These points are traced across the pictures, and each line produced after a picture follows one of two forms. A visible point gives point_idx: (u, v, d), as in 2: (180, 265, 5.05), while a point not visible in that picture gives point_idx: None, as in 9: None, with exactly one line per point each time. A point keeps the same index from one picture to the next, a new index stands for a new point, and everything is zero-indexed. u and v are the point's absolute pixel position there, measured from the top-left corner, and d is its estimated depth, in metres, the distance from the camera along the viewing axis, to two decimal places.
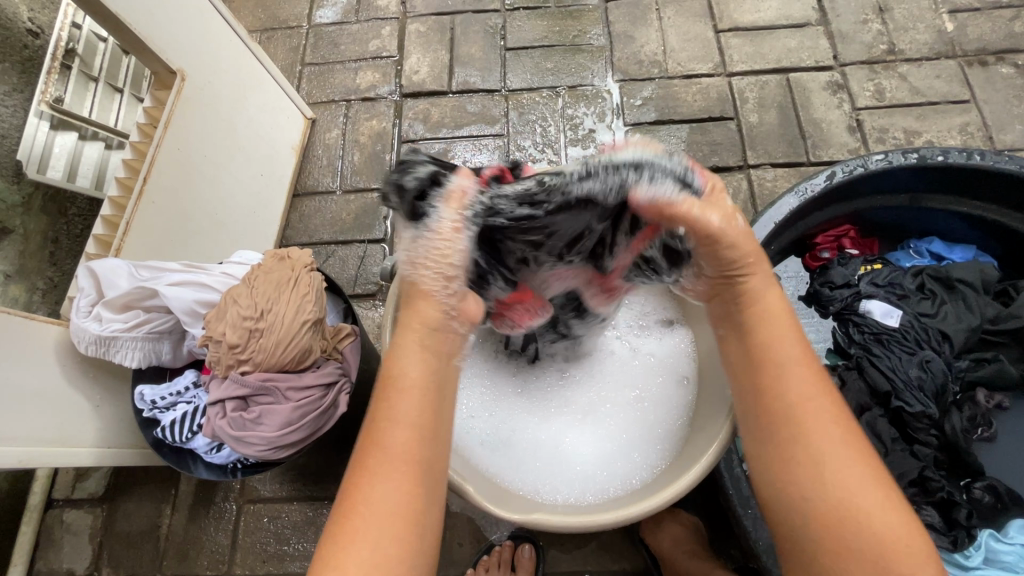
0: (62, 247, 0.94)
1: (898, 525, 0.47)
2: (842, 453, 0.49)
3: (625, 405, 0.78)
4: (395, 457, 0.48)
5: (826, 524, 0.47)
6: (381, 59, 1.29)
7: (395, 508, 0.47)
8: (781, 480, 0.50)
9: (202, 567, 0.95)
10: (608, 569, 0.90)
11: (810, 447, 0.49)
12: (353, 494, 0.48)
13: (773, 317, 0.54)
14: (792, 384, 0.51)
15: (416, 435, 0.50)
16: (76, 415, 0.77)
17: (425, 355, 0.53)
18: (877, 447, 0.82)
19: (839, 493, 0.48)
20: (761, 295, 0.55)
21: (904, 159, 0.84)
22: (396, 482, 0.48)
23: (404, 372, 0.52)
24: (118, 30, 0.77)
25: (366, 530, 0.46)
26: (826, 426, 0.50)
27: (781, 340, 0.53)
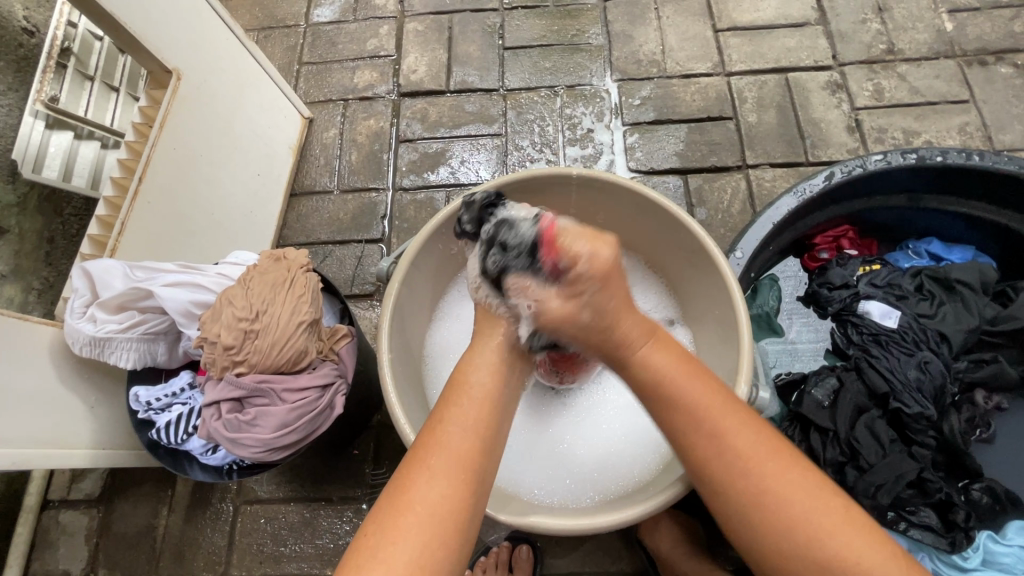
0: (58, 247, 0.93)
1: (848, 533, 0.51)
2: (779, 479, 0.52)
3: (627, 407, 0.77)
4: (452, 459, 0.51)
5: (781, 552, 0.51)
6: (379, 59, 1.28)
7: (445, 508, 0.49)
8: (734, 521, 0.53)
9: (199, 568, 0.95)
10: (605, 570, 0.90)
11: (750, 486, 0.52)
12: (406, 494, 0.50)
13: (671, 374, 0.56)
14: (708, 436, 0.54)
15: (472, 442, 0.52)
16: (71, 416, 0.77)
17: (492, 371, 0.56)
18: (876, 448, 0.79)
19: (788, 521, 0.51)
20: (648, 358, 0.56)
21: (903, 160, 0.84)
22: (448, 487, 0.50)
23: (474, 383, 0.55)
24: (113, 28, 0.77)
25: (419, 530, 0.48)
26: (758, 459, 0.53)
27: (692, 397, 0.55)
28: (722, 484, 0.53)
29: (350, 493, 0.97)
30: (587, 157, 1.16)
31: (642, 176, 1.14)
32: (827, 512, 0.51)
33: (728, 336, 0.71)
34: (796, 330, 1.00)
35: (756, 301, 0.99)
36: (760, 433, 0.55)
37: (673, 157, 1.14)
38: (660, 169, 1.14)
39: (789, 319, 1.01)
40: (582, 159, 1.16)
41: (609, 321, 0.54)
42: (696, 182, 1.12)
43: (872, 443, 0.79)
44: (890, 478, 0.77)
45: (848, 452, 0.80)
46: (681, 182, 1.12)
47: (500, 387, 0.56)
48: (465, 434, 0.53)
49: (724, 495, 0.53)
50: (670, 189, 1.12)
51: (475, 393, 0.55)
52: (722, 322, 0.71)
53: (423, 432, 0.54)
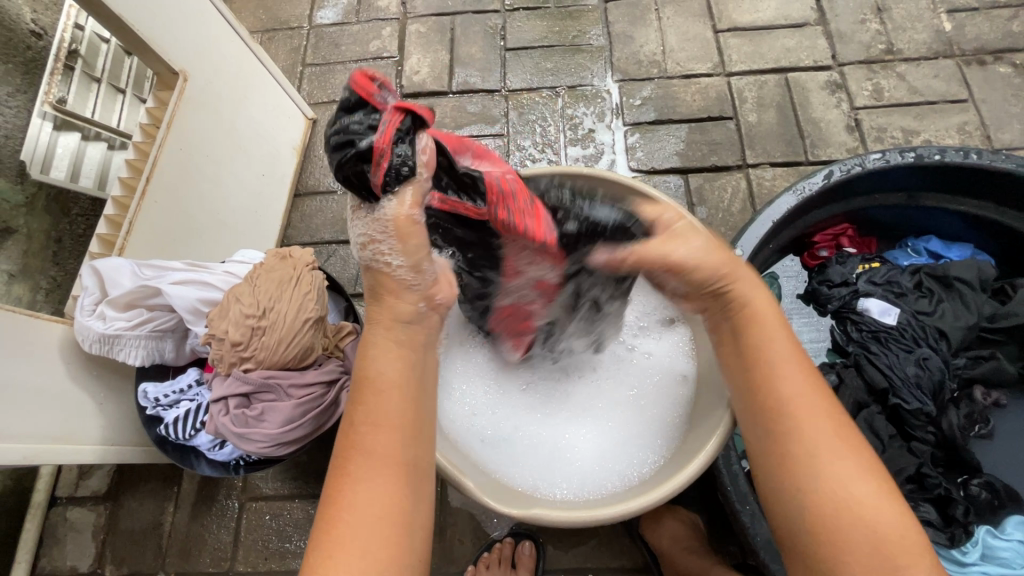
0: (65, 247, 0.94)
1: (901, 522, 0.46)
2: (840, 447, 0.48)
3: (624, 402, 0.79)
4: (378, 459, 0.47)
5: (827, 519, 0.47)
6: (382, 60, 1.30)
7: (379, 512, 0.46)
8: (782, 473, 0.49)
9: (205, 564, 0.96)
10: (608, 566, 0.91)
11: (813, 443, 0.49)
12: (335, 502, 0.46)
13: (765, 324, 0.54)
14: (783, 383, 0.51)
15: (397, 435, 0.48)
16: (81, 413, 0.78)
17: (397, 349, 0.52)
18: (876, 444, 0.81)
19: (841, 488, 0.47)
20: (753, 303, 0.55)
21: (901, 158, 0.85)
22: (380, 488, 0.46)
23: (378, 371, 0.50)
24: (121, 31, 0.78)
25: (357, 539, 0.44)
26: (825, 424, 0.49)
27: (775, 344, 0.53)
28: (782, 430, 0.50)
29: None
30: (589, 158, 1.17)
31: (643, 176, 1.15)
32: (883, 496, 0.47)
33: None
34: (796, 327, 1.01)
35: None
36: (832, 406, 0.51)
37: (673, 157, 1.15)
38: (661, 168, 1.15)
39: (789, 317, 1.02)
40: (583, 159, 1.17)
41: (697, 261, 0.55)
42: (697, 181, 1.13)
43: (872, 439, 0.81)
44: (891, 471, 0.79)
45: None
46: (682, 181, 1.13)
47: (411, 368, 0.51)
48: (373, 422, 0.48)
49: (782, 441, 0.50)
50: (671, 189, 1.13)
51: (386, 377, 0.50)
52: None
53: (344, 426, 0.49)
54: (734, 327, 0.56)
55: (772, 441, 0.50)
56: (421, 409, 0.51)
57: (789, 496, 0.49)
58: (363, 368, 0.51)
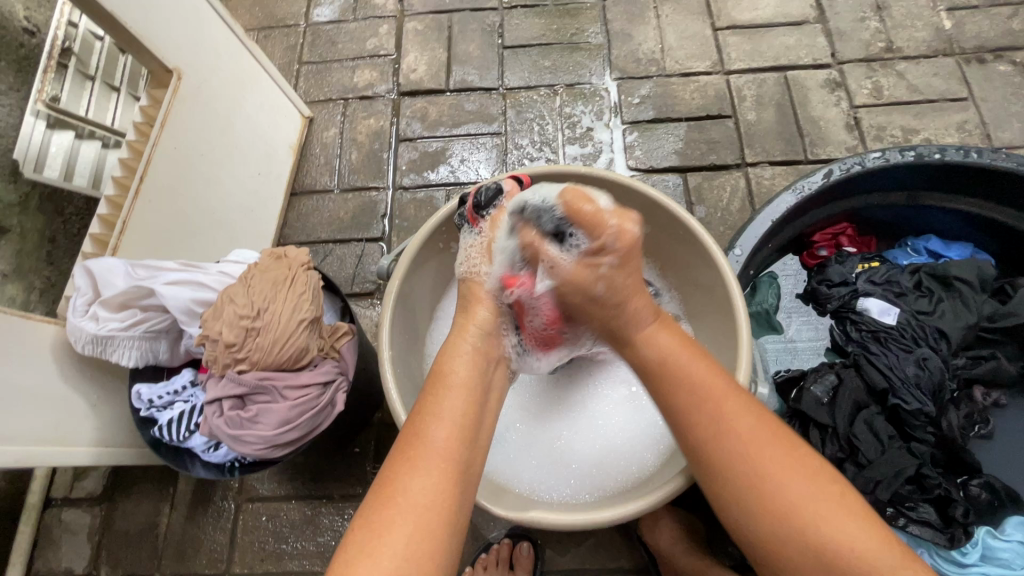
0: (59, 248, 0.91)
1: (852, 522, 0.48)
2: (775, 457, 0.51)
3: (624, 402, 0.78)
4: (438, 453, 0.50)
5: (773, 530, 0.49)
6: (380, 58, 1.29)
7: (431, 503, 0.47)
8: (724, 496, 0.52)
9: (201, 566, 0.95)
10: (606, 567, 0.91)
11: (748, 459, 0.51)
12: (392, 484, 0.48)
13: (672, 355, 0.58)
14: (698, 407, 0.54)
15: (459, 435, 0.52)
16: (74, 415, 0.77)
17: (472, 359, 0.58)
18: (875, 444, 0.79)
19: (782, 498, 0.49)
20: (647, 338, 0.60)
21: (902, 157, 0.84)
22: (436, 478, 0.49)
23: (453, 370, 0.56)
24: (114, 28, 0.77)
25: (404, 522, 0.46)
26: (758, 438, 0.52)
27: (688, 368, 0.56)
28: (713, 454, 0.53)
29: (351, 491, 0.97)
30: (587, 156, 1.16)
31: (642, 175, 1.14)
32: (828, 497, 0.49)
33: (726, 330, 0.71)
34: (795, 327, 1.00)
35: (754, 299, 0.99)
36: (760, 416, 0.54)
37: (672, 155, 1.15)
38: (660, 167, 1.14)
39: (788, 317, 1.01)
40: (582, 157, 1.16)
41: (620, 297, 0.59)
42: (696, 180, 1.13)
43: (871, 440, 0.80)
44: (890, 473, 0.77)
45: (847, 449, 0.80)
46: (681, 180, 1.13)
47: (480, 377, 0.57)
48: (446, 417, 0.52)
49: (717, 465, 0.53)
50: (670, 187, 1.12)
51: (459, 378, 0.56)
52: (723, 319, 0.72)
53: (411, 421, 0.53)
54: (642, 369, 0.60)
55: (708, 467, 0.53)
56: (482, 420, 0.55)
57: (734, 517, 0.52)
58: (442, 362, 0.58)
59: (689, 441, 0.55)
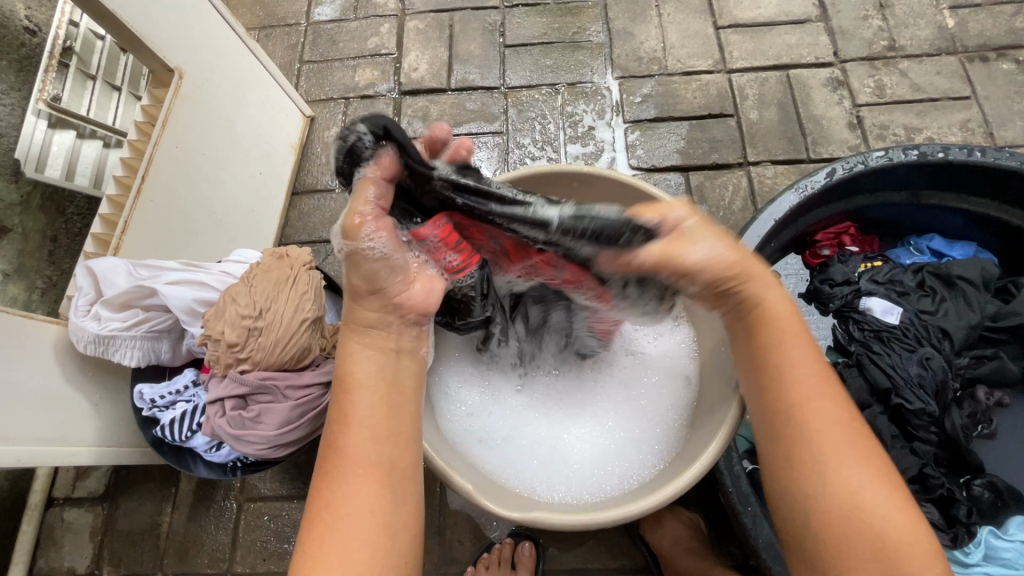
0: (61, 246, 0.93)
1: (912, 525, 0.48)
2: (857, 454, 0.50)
3: (625, 405, 0.78)
4: (356, 456, 0.51)
5: (838, 525, 0.49)
6: (381, 57, 1.28)
7: (363, 504, 0.50)
8: (800, 483, 0.50)
9: (203, 565, 0.95)
10: (608, 567, 0.90)
11: (832, 454, 0.50)
12: (322, 504, 0.51)
13: (785, 325, 0.54)
14: (797, 390, 0.52)
15: (374, 431, 0.52)
16: (76, 415, 0.77)
17: (370, 349, 0.56)
18: (877, 444, 0.80)
19: (857, 492, 0.49)
20: (769, 306, 0.54)
21: (905, 156, 0.84)
22: (363, 484, 0.51)
23: (357, 374, 0.55)
24: (116, 28, 0.77)
25: (338, 532, 0.49)
26: (845, 431, 0.51)
27: (795, 344, 0.53)
28: (798, 439, 0.51)
29: None
30: (588, 155, 1.16)
31: (643, 174, 1.14)
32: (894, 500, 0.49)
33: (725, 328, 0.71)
34: None
35: None
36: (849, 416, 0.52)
37: (674, 154, 1.15)
38: (662, 167, 1.14)
39: None
40: (583, 156, 1.16)
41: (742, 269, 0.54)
42: (698, 179, 1.12)
43: (874, 440, 0.80)
44: None
45: None
46: (682, 179, 1.13)
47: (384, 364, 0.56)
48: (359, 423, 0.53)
49: (799, 451, 0.51)
50: (671, 186, 1.12)
51: (367, 379, 0.55)
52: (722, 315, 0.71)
53: (329, 428, 0.54)
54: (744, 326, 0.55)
55: (787, 451, 0.51)
56: (400, 406, 0.55)
57: (800, 504, 0.51)
58: (347, 372, 0.55)
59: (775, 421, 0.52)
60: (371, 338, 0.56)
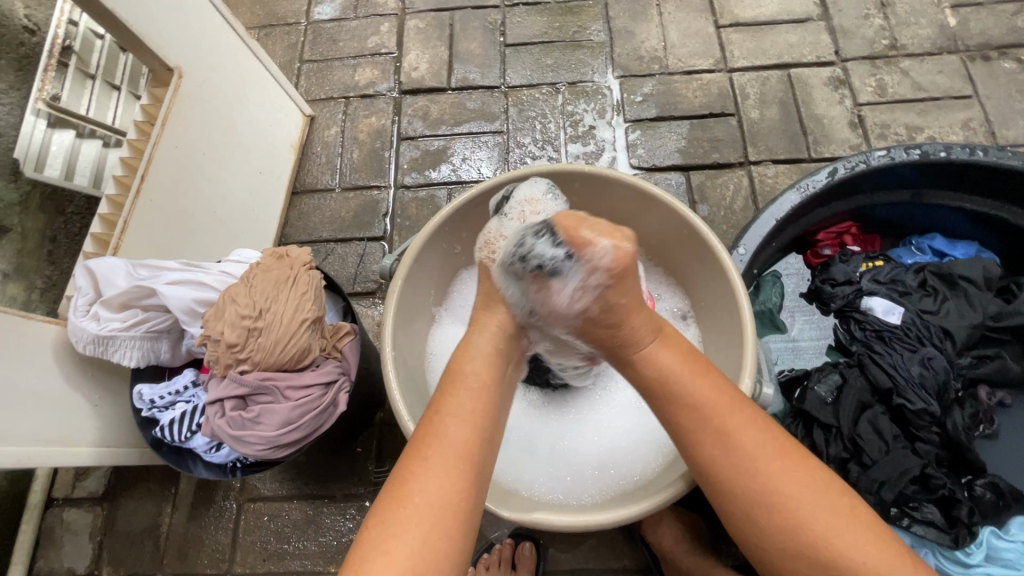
0: (60, 246, 0.92)
1: (864, 539, 0.48)
2: (786, 476, 0.50)
3: (629, 406, 0.77)
4: (450, 447, 0.50)
5: (779, 550, 0.50)
6: (381, 56, 1.28)
7: (448, 498, 0.47)
8: (739, 520, 0.51)
9: (203, 565, 0.95)
10: (608, 567, 0.90)
11: (758, 485, 0.50)
12: (404, 486, 0.47)
13: (675, 376, 0.55)
14: (704, 437, 0.52)
15: (473, 430, 0.51)
16: (76, 415, 0.77)
17: (492, 347, 0.57)
18: (879, 444, 0.79)
19: (795, 520, 0.49)
20: (653, 359, 0.56)
21: (906, 155, 0.84)
22: (454, 473, 0.48)
23: (469, 369, 0.54)
24: (115, 27, 0.77)
25: (416, 520, 0.46)
26: (765, 457, 0.51)
27: (695, 394, 0.53)
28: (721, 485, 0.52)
29: (353, 491, 0.97)
30: (589, 154, 1.16)
31: (644, 173, 1.13)
32: (835, 511, 0.49)
33: (731, 328, 0.70)
34: (798, 326, 1.00)
35: (758, 298, 0.98)
36: (773, 441, 0.52)
37: (675, 154, 1.14)
38: (662, 166, 1.14)
39: (792, 315, 1.01)
40: (584, 156, 1.16)
41: (619, 316, 0.55)
42: (699, 178, 1.12)
43: (876, 440, 0.79)
44: (894, 474, 0.77)
45: (851, 448, 0.80)
46: (683, 179, 1.12)
47: (499, 370, 0.56)
48: (462, 415, 0.51)
49: (731, 496, 0.51)
50: (672, 186, 1.12)
51: (474, 374, 0.54)
52: (726, 315, 0.71)
53: (425, 413, 0.53)
54: (642, 388, 0.57)
55: (717, 495, 0.53)
56: (498, 410, 0.54)
57: (744, 535, 0.52)
58: (457, 366, 0.55)
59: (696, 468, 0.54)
60: (496, 330, 0.58)
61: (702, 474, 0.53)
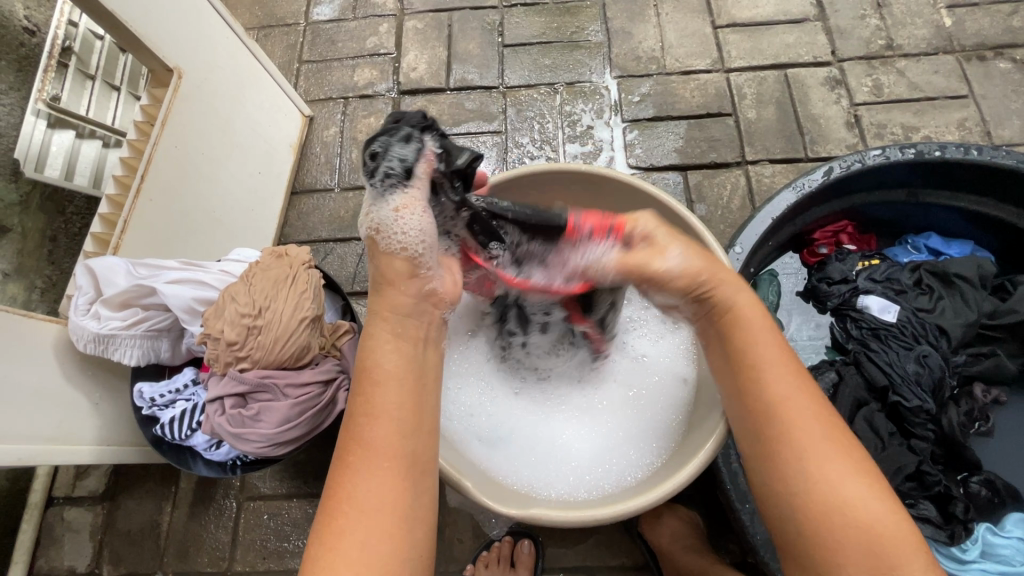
0: (60, 246, 0.93)
1: (894, 514, 0.48)
2: (831, 445, 0.50)
3: (623, 403, 0.78)
4: (376, 452, 0.49)
5: (815, 515, 0.49)
6: (380, 57, 1.29)
7: (378, 502, 0.47)
8: (782, 476, 0.51)
9: (202, 563, 0.96)
10: (607, 565, 0.91)
11: (802, 442, 0.50)
12: (338, 496, 0.48)
13: (753, 326, 0.56)
14: (765, 383, 0.53)
15: (395, 427, 0.50)
16: (77, 414, 0.78)
17: (396, 341, 0.54)
18: (874, 441, 0.80)
19: (831, 484, 0.49)
20: (734, 304, 0.57)
21: (901, 154, 0.84)
22: (382, 478, 0.48)
23: (377, 364, 0.52)
24: (116, 29, 0.77)
25: (353, 526, 0.46)
26: (815, 419, 0.51)
27: (761, 344, 0.55)
28: (768, 431, 0.52)
29: None
30: (588, 154, 1.16)
31: (642, 173, 1.14)
32: (872, 489, 0.49)
33: None
34: (795, 325, 1.01)
35: (756, 297, 0.98)
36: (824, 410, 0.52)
37: (673, 153, 1.15)
38: (660, 166, 1.14)
39: (789, 315, 1.01)
40: (582, 156, 1.16)
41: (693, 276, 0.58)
42: (696, 178, 1.13)
43: (871, 437, 0.80)
44: (890, 471, 0.78)
45: None
46: (681, 179, 1.13)
47: (410, 361, 0.53)
48: (376, 413, 0.50)
49: (775, 445, 0.51)
50: (670, 185, 1.13)
51: (383, 370, 0.52)
52: None
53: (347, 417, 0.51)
54: (717, 327, 0.58)
55: (761, 445, 0.52)
56: (422, 399, 0.53)
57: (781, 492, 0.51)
58: (365, 358, 0.53)
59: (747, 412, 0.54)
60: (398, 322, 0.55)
61: (754, 420, 0.53)
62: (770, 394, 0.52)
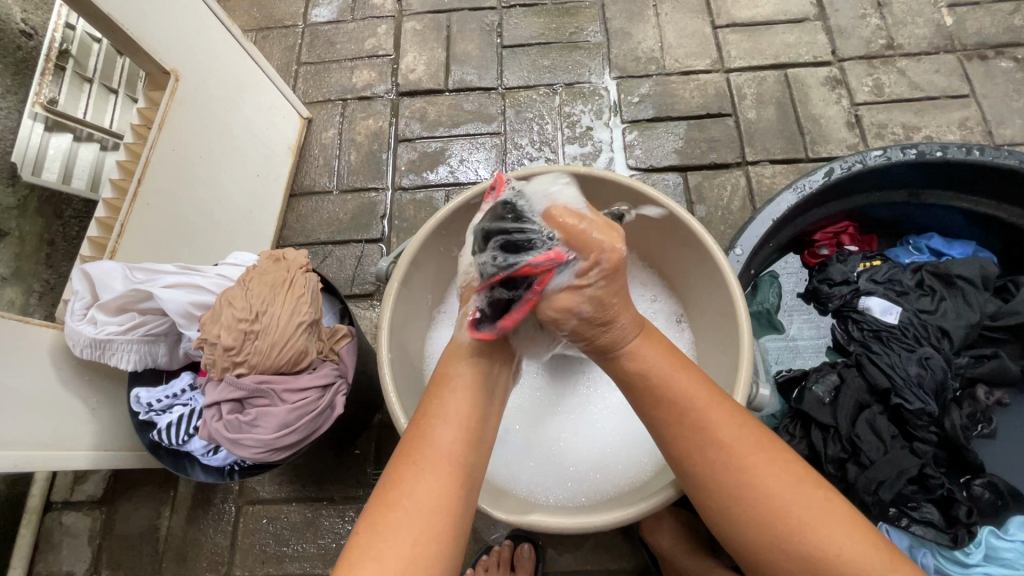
0: (58, 250, 0.92)
1: (844, 534, 0.49)
2: (771, 475, 0.51)
3: (622, 409, 0.78)
4: (440, 456, 0.51)
5: (767, 541, 0.50)
6: (378, 58, 1.28)
7: (435, 502, 0.48)
8: (719, 514, 0.53)
9: (202, 568, 0.95)
10: (607, 568, 0.90)
11: (743, 473, 0.51)
12: (395, 490, 0.49)
13: (659, 372, 0.55)
14: (693, 430, 0.53)
15: (460, 438, 0.52)
16: (74, 419, 0.77)
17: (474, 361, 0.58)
18: (877, 444, 0.78)
19: (776, 512, 0.50)
20: (637, 354, 0.56)
21: (902, 155, 0.83)
22: (439, 481, 0.49)
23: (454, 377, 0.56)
24: (111, 31, 0.77)
25: (407, 522, 0.47)
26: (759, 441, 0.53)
27: (679, 389, 0.55)
28: (716, 473, 0.52)
29: (352, 493, 0.97)
30: (587, 155, 1.16)
31: (641, 174, 1.13)
32: (819, 510, 0.50)
33: (726, 328, 0.70)
34: (796, 326, 1.00)
35: (756, 298, 0.97)
36: (760, 439, 0.53)
37: (672, 154, 1.14)
38: (660, 166, 1.14)
39: (790, 316, 1.01)
40: (581, 157, 1.16)
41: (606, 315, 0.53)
42: (696, 179, 1.12)
43: (873, 440, 0.79)
44: (893, 473, 0.76)
45: (849, 448, 0.79)
46: (681, 180, 1.12)
47: (483, 379, 0.57)
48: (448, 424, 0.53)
49: (712, 485, 0.53)
50: (670, 187, 1.12)
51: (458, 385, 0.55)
52: (722, 318, 0.71)
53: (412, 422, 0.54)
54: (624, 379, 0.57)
55: (707, 490, 0.53)
56: (483, 417, 0.56)
57: (723, 533, 0.53)
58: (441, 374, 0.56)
59: (681, 461, 0.54)
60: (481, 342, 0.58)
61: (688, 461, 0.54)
62: (695, 433, 0.53)
